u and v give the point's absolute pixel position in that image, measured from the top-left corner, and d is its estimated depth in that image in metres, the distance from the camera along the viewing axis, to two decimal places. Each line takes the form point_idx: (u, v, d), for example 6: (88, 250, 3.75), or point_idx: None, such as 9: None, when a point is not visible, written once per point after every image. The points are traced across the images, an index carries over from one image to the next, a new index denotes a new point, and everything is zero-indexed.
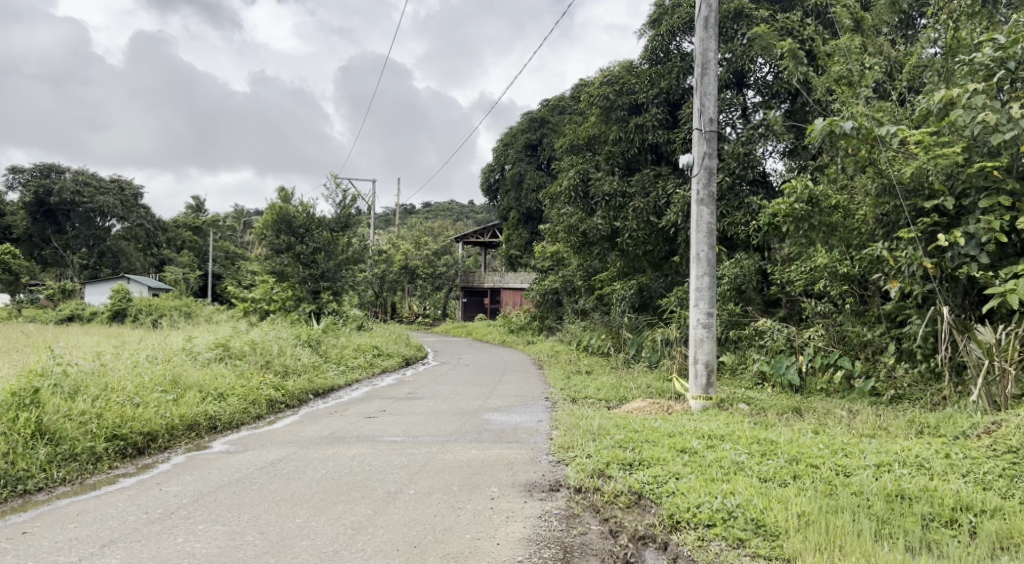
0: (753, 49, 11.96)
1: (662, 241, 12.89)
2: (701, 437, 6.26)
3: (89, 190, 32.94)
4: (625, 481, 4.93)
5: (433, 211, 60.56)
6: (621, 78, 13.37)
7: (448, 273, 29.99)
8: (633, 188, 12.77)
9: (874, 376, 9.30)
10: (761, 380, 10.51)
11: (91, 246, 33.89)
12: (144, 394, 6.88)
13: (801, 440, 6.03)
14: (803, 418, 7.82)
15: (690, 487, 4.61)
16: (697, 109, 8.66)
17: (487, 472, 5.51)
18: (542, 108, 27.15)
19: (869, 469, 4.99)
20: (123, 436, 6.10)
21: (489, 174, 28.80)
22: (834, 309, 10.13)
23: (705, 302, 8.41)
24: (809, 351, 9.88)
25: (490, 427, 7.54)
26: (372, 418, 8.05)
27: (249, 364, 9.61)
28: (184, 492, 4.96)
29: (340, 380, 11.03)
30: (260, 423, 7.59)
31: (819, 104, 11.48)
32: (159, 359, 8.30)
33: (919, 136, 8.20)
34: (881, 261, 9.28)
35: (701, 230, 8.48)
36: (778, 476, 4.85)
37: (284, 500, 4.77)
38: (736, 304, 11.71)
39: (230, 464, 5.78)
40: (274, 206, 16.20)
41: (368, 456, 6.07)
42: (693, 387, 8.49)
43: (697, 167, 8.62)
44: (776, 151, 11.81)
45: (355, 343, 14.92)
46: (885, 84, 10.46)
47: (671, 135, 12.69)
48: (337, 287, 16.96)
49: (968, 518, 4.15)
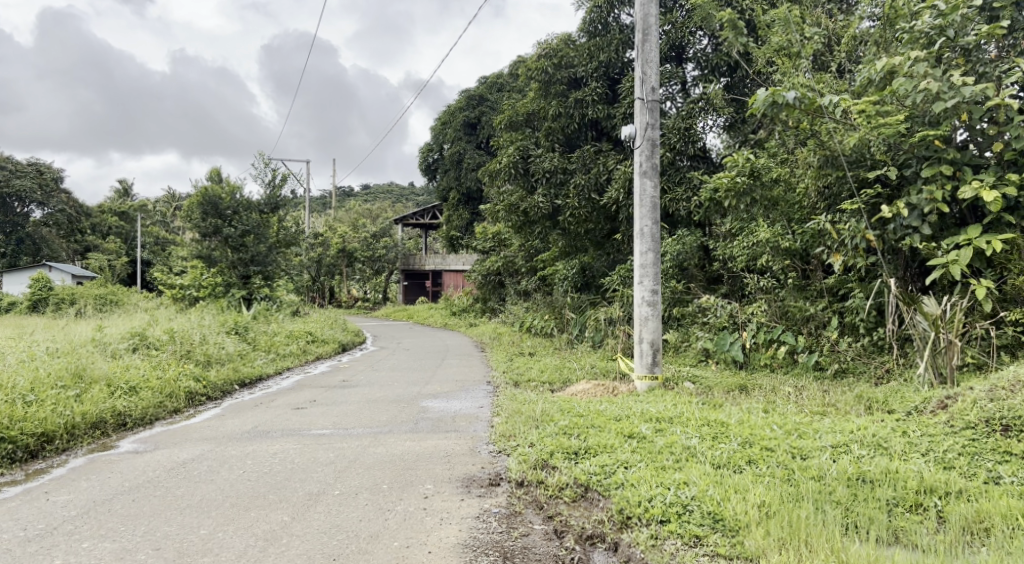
0: (693, 21, 11.74)
1: (604, 219, 12.55)
2: (649, 420, 5.94)
3: (4, 174, 30.74)
4: (570, 473, 4.56)
5: (371, 194, 59.43)
6: (559, 51, 12.97)
7: (388, 255, 29.14)
8: (574, 164, 12.41)
9: (817, 350, 9.19)
10: (705, 357, 10.33)
11: (8, 233, 31.80)
12: (39, 390, 6.14)
13: (753, 421, 5.78)
14: (751, 397, 7.63)
15: (640, 478, 4.27)
16: (639, 77, 8.28)
17: (420, 466, 5.06)
18: (479, 85, 26.66)
19: (826, 451, 4.78)
20: (11, 438, 5.35)
21: (427, 154, 28.08)
22: (776, 284, 9.99)
23: (650, 278, 8.10)
24: (752, 327, 9.73)
25: (428, 415, 7.11)
26: (301, 409, 7.50)
27: (168, 354, 8.88)
28: (74, 502, 4.35)
29: (269, 369, 10.40)
30: (176, 417, 6.93)
31: (758, 76, 11.31)
32: (61, 350, 7.52)
33: (863, 105, 8.01)
34: (823, 234, 9.16)
35: (645, 205, 8.14)
36: (732, 462, 4.59)
37: (191, 507, 4.22)
38: (678, 281, 11.59)
39: (135, 466, 5.13)
40: (199, 187, 15.24)
41: (292, 452, 5.55)
42: (639, 367, 8.19)
43: (640, 139, 8.25)
44: (716, 126, 11.60)
45: (288, 330, 14.21)
46: (824, 56, 10.37)
47: (611, 110, 12.33)
48: (269, 272, 16.12)
49: (934, 502, 3.96)
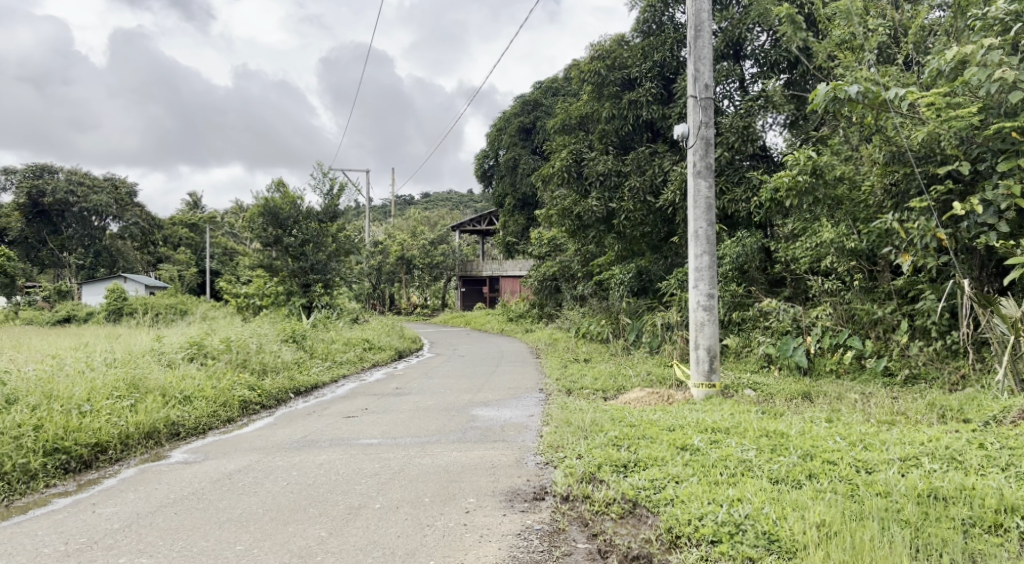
0: (750, 17, 11.37)
1: (660, 222, 12.26)
2: (704, 431, 5.69)
3: (82, 189, 32.07)
4: (617, 487, 4.36)
5: (431, 201, 60.13)
6: (612, 52, 12.74)
7: (446, 262, 29.27)
8: (628, 167, 12.18)
9: (886, 355, 8.75)
10: (767, 363, 9.93)
11: (87, 246, 33.16)
12: (95, 400, 6.22)
13: (816, 432, 5.50)
14: (815, 406, 7.26)
15: (691, 494, 4.04)
16: (691, 75, 8.01)
17: (465, 479, 4.93)
18: (534, 90, 26.52)
19: (894, 464, 4.48)
20: (65, 449, 5.44)
21: (483, 161, 28.15)
22: (841, 287, 9.55)
23: (706, 282, 7.81)
24: (817, 332, 9.32)
25: (478, 424, 7.01)
26: (352, 417, 7.50)
27: (224, 363, 9.01)
28: (118, 514, 4.39)
29: (325, 377, 10.47)
30: (229, 427, 7.00)
31: (820, 71, 10.88)
32: (119, 360, 7.68)
33: (932, 98, 7.53)
34: (891, 234, 8.68)
35: (699, 206, 7.86)
36: (791, 477, 4.33)
37: (230, 521, 4.20)
38: (739, 285, 11.26)
39: (182, 477, 5.16)
40: (260, 198, 15.52)
41: (338, 462, 5.51)
42: (696, 374, 7.91)
43: (693, 138, 7.97)
44: (776, 124, 11.22)
45: (345, 337, 14.36)
46: (890, 48, 9.89)
47: (666, 111, 12.04)
48: (328, 280, 16.32)
49: (1015, 523, 3.61)
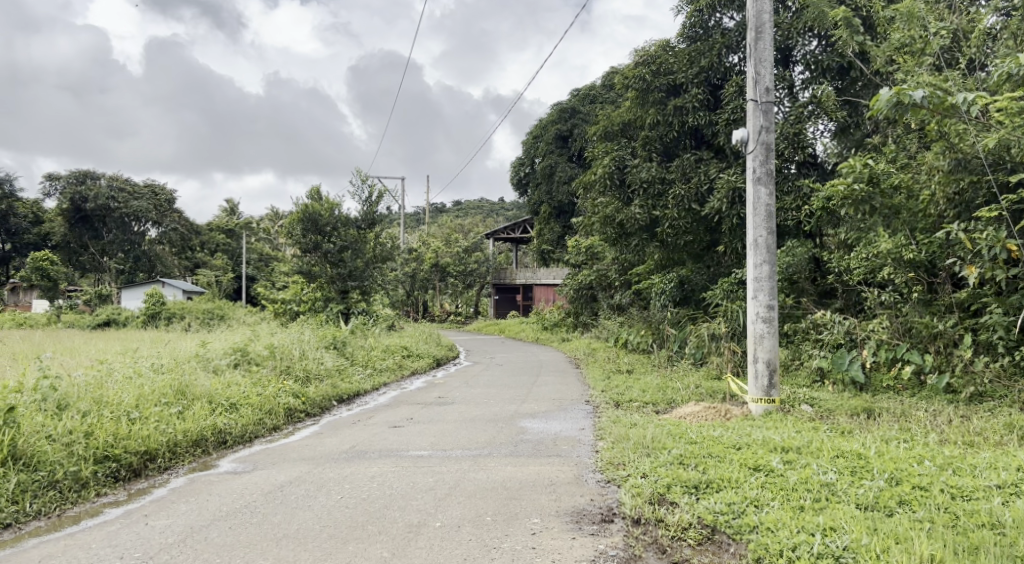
0: (802, 21, 10.99)
1: (705, 231, 11.91)
2: (773, 449, 5.39)
3: (123, 195, 32.55)
4: (692, 510, 4.14)
5: (462, 209, 60.24)
6: (658, 57, 12.42)
7: (480, 269, 29.14)
8: (673, 174, 11.85)
9: (948, 371, 8.32)
10: (820, 377, 9.49)
11: (127, 251, 33.61)
12: (143, 407, 6.10)
13: (894, 452, 5.18)
14: (881, 424, 6.90)
15: (778, 521, 3.84)
16: (752, 77, 7.74)
17: (525, 496, 4.70)
18: (572, 98, 26.21)
19: (994, 493, 4.16)
20: (116, 457, 5.32)
21: (518, 168, 27.93)
22: (898, 299, 9.01)
23: (765, 293, 7.49)
24: (872, 345, 8.84)
25: (527, 437, 6.77)
26: (398, 427, 7.31)
27: (267, 370, 8.90)
28: (171, 528, 4.23)
29: (366, 385, 10.31)
30: (276, 435, 6.87)
31: (876, 76, 10.48)
32: (165, 366, 7.58)
33: (1004, 103, 7.07)
34: (955, 244, 8.28)
35: (759, 214, 7.54)
36: (882, 504, 4.04)
37: (287, 537, 4.03)
38: (787, 296, 10.89)
39: (233, 489, 4.99)
40: (300, 204, 15.49)
41: (390, 476, 5.30)
42: (754, 389, 7.58)
43: (754, 143, 7.68)
44: (827, 131, 10.83)
45: (383, 344, 14.23)
46: (953, 52, 9.45)
47: (713, 117, 11.71)
48: (365, 286, 16.23)
49: None
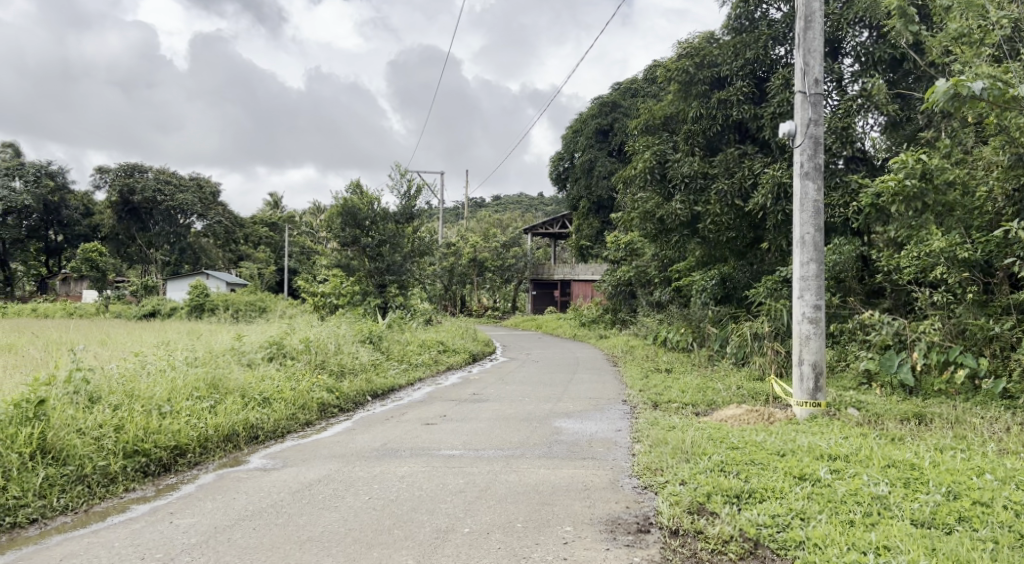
0: (852, 11, 10.55)
1: (747, 227, 11.57)
2: (819, 457, 5.12)
3: (169, 188, 33.20)
4: (734, 522, 3.94)
5: (501, 203, 60.16)
6: (702, 49, 12.08)
7: (518, 264, 28.98)
8: (716, 168, 11.52)
9: (1005, 375, 7.89)
10: (867, 380, 9.12)
11: (172, 243, 34.27)
12: (175, 401, 6.08)
13: (950, 463, 4.88)
14: (934, 431, 6.56)
15: (826, 538, 3.64)
16: (799, 68, 7.41)
17: (558, 502, 4.54)
18: (613, 91, 25.76)
19: None
20: (145, 451, 5.30)
21: (557, 163, 27.61)
22: (951, 299, 8.54)
23: (812, 292, 7.19)
24: (922, 347, 8.29)
25: (562, 438, 6.59)
26: (430, 425, 7.20)
27: (302, 364, 8.87)
28: (196, 527, 4.16)
29: (401, 380, 10.24)
30: (308, 431, 6.80)
31: (931, 67, 10.01)
32: (199, 359, 7.59)
33: None
34: (1014, 243, 7.85)
35: (806, 210, 7.24)
36: (940, 521, 3.78)
37: (311, 541, 3.94)
38: (833, 295, 10.51)
39: (261, 487, 4.92)
40: (339, 198, 15.51)
41: (420, 476, 5.18)
42: (799, 392, 7.27)
43: (801, 136, 7.36)
44: (877, 125, 10.41)
45: (420, 339, 14.18)
46: (1015, 42, 8.95)
47: (758, 111, 11.34)
48: (403, 281, 16.19)
49: None
